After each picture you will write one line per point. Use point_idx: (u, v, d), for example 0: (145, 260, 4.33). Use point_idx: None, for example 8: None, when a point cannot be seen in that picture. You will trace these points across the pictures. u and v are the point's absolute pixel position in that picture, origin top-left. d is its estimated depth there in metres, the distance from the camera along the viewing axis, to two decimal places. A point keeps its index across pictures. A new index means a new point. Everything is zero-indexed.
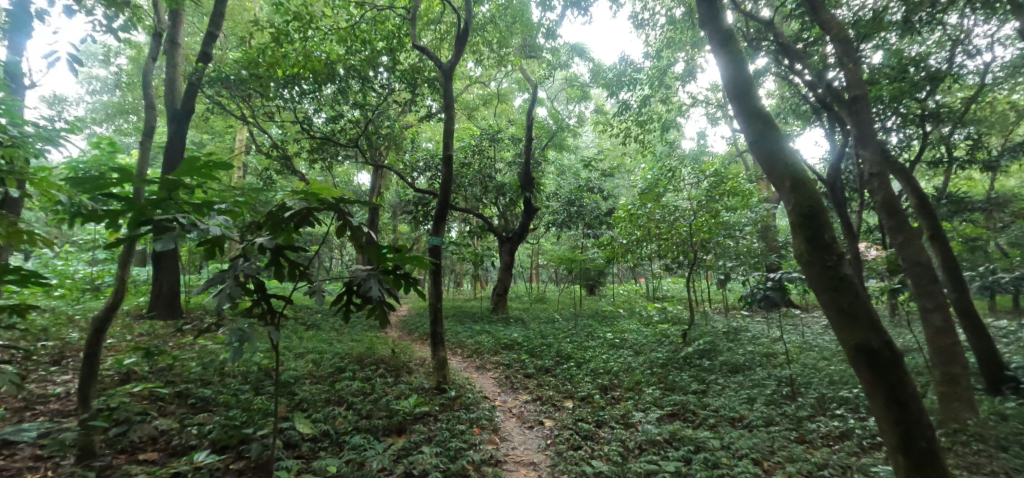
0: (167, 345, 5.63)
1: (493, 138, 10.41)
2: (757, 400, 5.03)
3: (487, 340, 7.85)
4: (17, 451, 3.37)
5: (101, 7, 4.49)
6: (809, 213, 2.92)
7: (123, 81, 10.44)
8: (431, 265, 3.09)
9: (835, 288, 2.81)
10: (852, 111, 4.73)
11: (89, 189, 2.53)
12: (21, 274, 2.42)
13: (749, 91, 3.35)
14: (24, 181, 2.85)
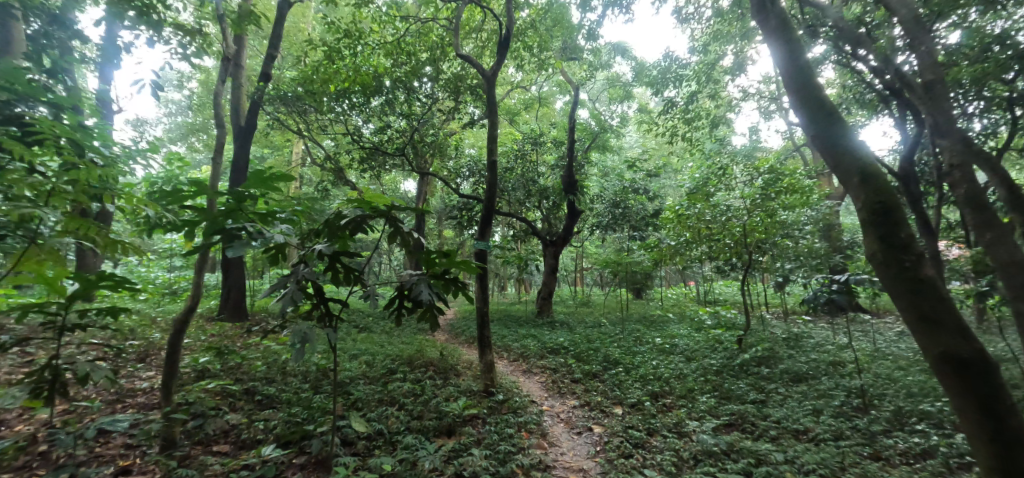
0: (236, 346, 6.05)
1: (535, 142, 10.43)
2: (824, 412, 4.75)
3: (533, 344, 7.86)
4: (111, 440, 3.74)
5: (176, 36, 4.94)
6: (881, 210, 2.76)
7: (194, 103, 11.34)
8: (479, 269, 3.18)
9: (914, 290, 2.64)
10: (927, 97, 4.40)
11: (170, 202, 2.79)
12: (114, 280, 2.71)
13: (808, 80, 3.24)
14: (117, 196, 3.18)
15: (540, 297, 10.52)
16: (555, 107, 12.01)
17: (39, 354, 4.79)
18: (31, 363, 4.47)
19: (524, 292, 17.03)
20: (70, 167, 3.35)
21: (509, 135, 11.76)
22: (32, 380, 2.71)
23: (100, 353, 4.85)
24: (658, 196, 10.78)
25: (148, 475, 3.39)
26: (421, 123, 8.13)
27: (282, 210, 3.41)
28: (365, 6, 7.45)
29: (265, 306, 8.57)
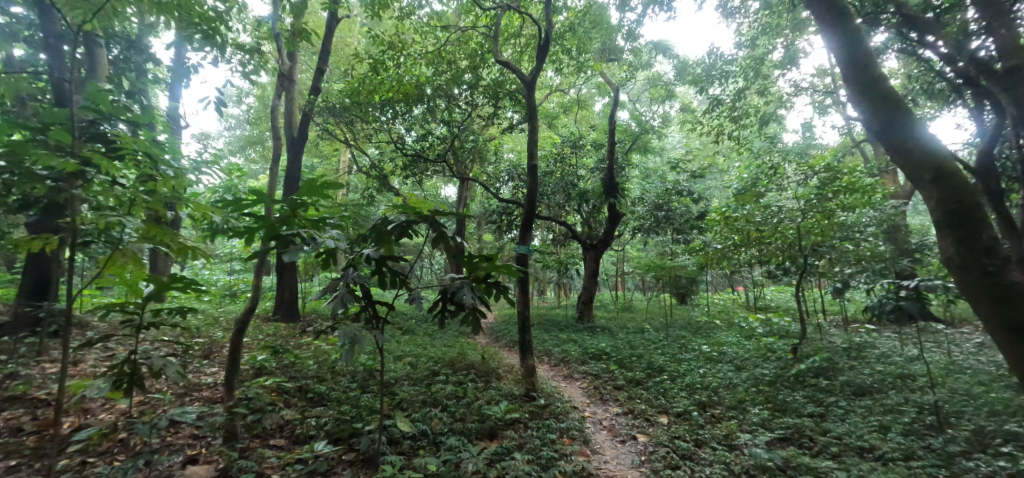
0: (289, 345, 6.36)
1: (574, 145, 10.42)
2: (892, 429, 4.44)
3: (574, 349, 7.81)
4: (180, 430, 4.04)
5: (238, 55, 5.30)
6: (963, 217, 2.90)
7: (251, 117, 12.04)
8: (520, 273, 3.22)
9: (999, 295, 2.79)
10: (1006, 86, 4.09)
11: (233, 209, 3.00)
12: (184, 282, 2.94)
13: (871, 74, 3.38)
14: (187, 204, 3.44)
15: (581, 302, 10.44)
16: (594, 109, 11.91)
17: (118, 349, 5.23)
18: (112, 358, 4.88)
19: (564, 296, 16.93)
20: (146, 176, 3.65)
21: (548, 139, 11.76)
22: (114, 372, 2.99)
23: (170, 349, 5.23)
24: (703, 197, 10.45)
25: (212, 464, 3.64)
26: (461, 129, 8.26)
27: (332, 215, 3.58)
28: (407, 17, 7.67)
29: (316, 308, 8.95)
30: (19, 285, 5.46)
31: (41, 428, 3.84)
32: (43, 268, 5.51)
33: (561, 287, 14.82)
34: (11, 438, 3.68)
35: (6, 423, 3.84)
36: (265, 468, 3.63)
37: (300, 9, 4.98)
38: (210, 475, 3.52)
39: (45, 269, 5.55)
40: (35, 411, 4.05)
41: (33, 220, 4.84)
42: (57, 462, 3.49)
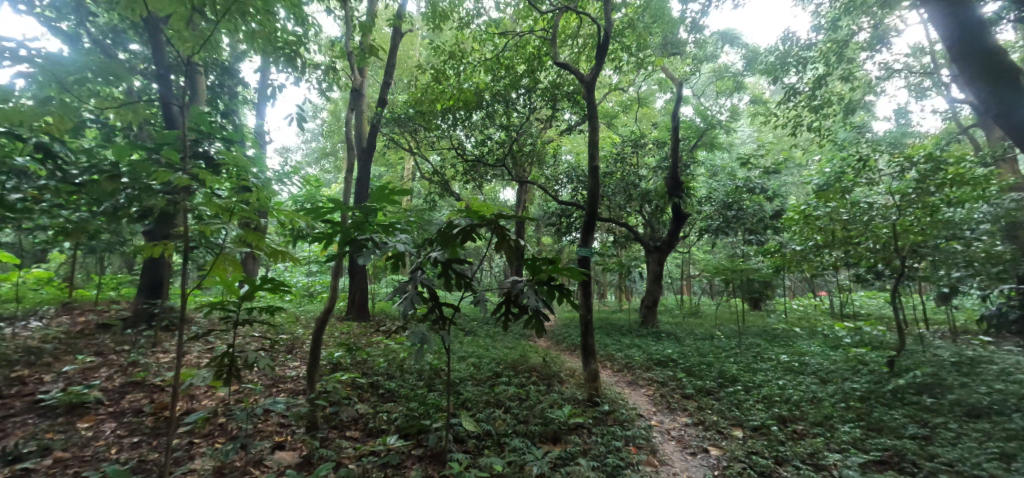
0: (361, 343, 6.69)
1: (635, 144, 10.11)
2: (1017, 458, 3.88)
3: (638, 354, 7.56)
4: (268, 418, 4.39)
5: (316, 76, 5.76)
6: None
7: (324, 130, 12.84)
8: (583, 275, 3.21)
9: None
10: None
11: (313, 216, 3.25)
12: (273, 284, 3.21)
13: (1005, 77, 4.05)
14: (273, 211, 3.73)
15: (645, 306, 10.13)
16: (656, 107, 11.46)
17: (217, 343, 5.75)
18: (212, 351, 5.38)
19: (625, 301, 16.49)
20: (239, 186, 4.02)
21: (607, 139, 11.52)
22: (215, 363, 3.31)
23: (259, 343, 5.68)
24: (779, 195, 9.75)
25: (297, 451, 3.98)
26: (520, 133, 8.27)
27: (399, 220, 3.74)
28: (466, 27, 7.81)
29: (385, 309, 9.34)
30: (139, 284, 6.15)
31: (156, 411, 4.31)
32: (157, 269, 6.17)
33: (623, 291, 14.44)
34: (134, 418, 4.15)
35: (129, 404, 4.33)
36: (343, 458, 3.89)
37: (368, 26, 5.21)
38: (295, 461, 3.84)
39: (158, 270, 6.21)
40: (152, 395, 4.52)
41: (148, 227, 5.44)
42: (170, 441, 3.91)
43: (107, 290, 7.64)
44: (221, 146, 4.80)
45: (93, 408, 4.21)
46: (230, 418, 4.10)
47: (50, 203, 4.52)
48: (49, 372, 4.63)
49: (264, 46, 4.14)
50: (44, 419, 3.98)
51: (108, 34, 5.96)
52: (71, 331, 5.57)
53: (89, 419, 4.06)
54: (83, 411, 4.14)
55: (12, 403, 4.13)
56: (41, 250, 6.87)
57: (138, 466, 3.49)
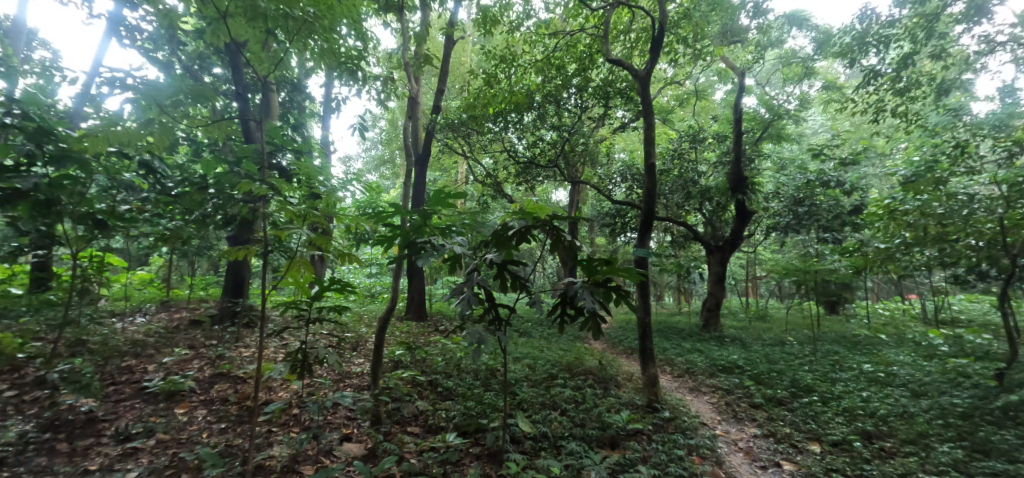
0: (420, 342, 6.86)
1: (694, 139, 9.41)
2: None
3: (701, 360, 7.19)
4: (337, 411, 4.62)
5: (376, 87, 5.94)
6: None
7: (383, 138, 13.34)
8: (640, 276, 3.25)
9: None
10: None
11: (376, 220, 3.66)
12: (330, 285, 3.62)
13: None
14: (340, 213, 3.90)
15: (707, 309, 9.67)
16: (715, 99, 10.85)
17: (291, 339, 6.08)
18: (287, 346, 5.70)
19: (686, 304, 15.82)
20: (309, 193, 4.26)
21: (664, 135, 11.10)
22: (290, 358, 3.90)
23: (327, 340, 5.97)
24: (857, 188, 8.95)
25: (363, 443, 4.16)
26: (572, 133, 8.11)
27: (453, 221, 3.78)
28: (516, 29, 7.81)
29: (442, 310, 9.51)
30: (223, 284, 6.60)
31: (241, 400, 4.61)
32: (239, 270, 6.57)
33: (683, 294, 13.86)
34: (221, 406, 4.47)
35: (217, 393, 4.67)
36: (406, 452, 4.03)
37: (421, 35, 5.32)
38: (361, 453, 4.01)
39: (240, 271, 6.61)
40: (237, 385, 4.85)
41: (230, 232, 5.82)
42: (252, 428, 4.17)
43: (196, 290, 8.33)
44: (291, 157, 5.10)
45: (188, 395, 4.58)
46: (304, 409, 4.34)
47: (150, 211, 4.99)
48: (152, 362, 5.08)
49: (331, 62, 4.37)
50: (148, 404, 4.37)
51: (195, 60, 6.35)
52: (167, 326, 6.08)
53: (184, 406, 4.41)
54: (180, 398, 4.51)
55: (122, 388, 4.56)
56: (142, 254, 7.59)
57: (226, 450, 3.77)
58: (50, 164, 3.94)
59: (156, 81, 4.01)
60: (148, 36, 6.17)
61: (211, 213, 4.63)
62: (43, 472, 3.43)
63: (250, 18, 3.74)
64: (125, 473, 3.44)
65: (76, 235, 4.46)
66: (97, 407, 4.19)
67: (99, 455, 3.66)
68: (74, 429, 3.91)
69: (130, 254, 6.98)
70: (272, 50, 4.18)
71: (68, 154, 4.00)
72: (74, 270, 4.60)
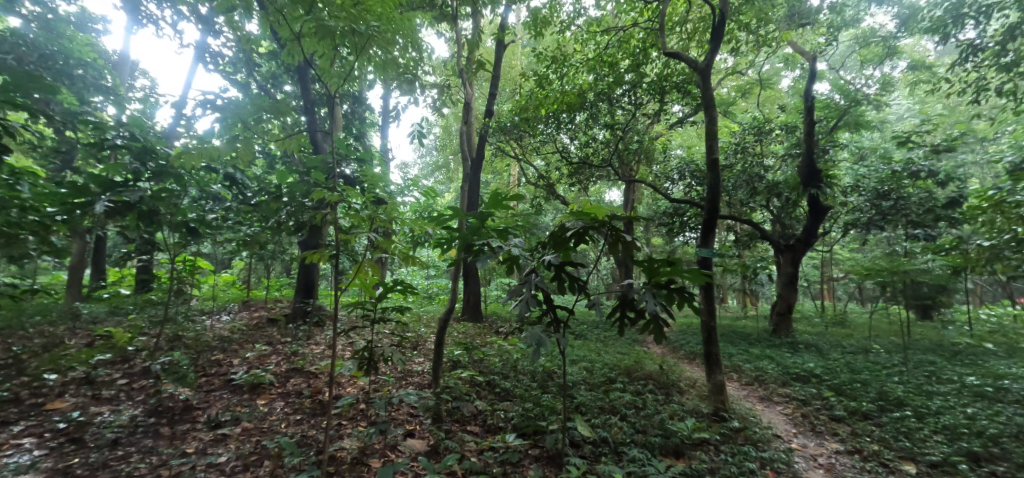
0: (477, 343, 6.93)
1: (761, 131, 8.70)
2: None
3: (772, 367, 6.71)
4: (400, 407, 4.77)
5: (433, 95, 6.08)
6: None
7: (438, 144, 13.65)
8: (703, 278, 3.22)
9: None
10: None
11: (435, 223, 3.87)
12: (396, 285, 4.04)
13: None
14: (405, 219, 4.22)
15: (778, 313, 9.09)
16: (782, 88, 10.06)
17: (356, 337, 6.35)
18: (354, 344, 5.97)
19: (753, 306, 14.92)
20: (372, 199, 4.45)
21: (725, 129, 10.50)
22: (358, 356, 4.29)
23: (391, 338, 6.18)
24: (955, 178, 7.99)
25: (425, 439, 4.27)
26: (626, 131, 7.83)
27: (508, 224, 3.81)
28: (567, 29, 7.70)
29: (498, 312, 9.56)
30: (295, 286, 7.00)
31: (313, 394, 4.88)
32: (309, 272, 6.95)
33: (751, 296, 13.07)
34: (297, 398, 4.75)
35: (293, 387, 4.97)
36: (466, 451, 4.09)
37: (473, 42, 5.38)
38: (424, 449, 4.12)
39: (311, 273, 6.99)
40: (310, 380, 5.14)
41: (302, 238, 6.09)
42: (325, 420, 4.40)
43: (271, 291, 8.93)
44: (355, 166, 5.37)
45: (268, 388, 4.90)
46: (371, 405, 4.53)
47: (233, 219, 5.43)
48: (237, 357, 5.46)
49: (393, 75, 4.58)
50: (234, 395, 4.72)
51: (269, 81, 6.81)
52: (248, 324, 6.56)
53: (265, 397, 4.73)
54: (261, 390, 4.84)
55: (213, 380, 4.95)
56: (226, 258, 8.26)
57: (302, 441, 4.00)
58: (153, 180, 4.41)
59: (238, 100, 4.37)
60: (229, 61, 6.70)
61: (285, 220, 4.96)
62: (149, 452, 3.79)
63: (320, 38, 3.99)
64: (217, 457, 3.75)
65: (174, 241, 4.92)
66: (193, 396, 4.57)
67: (194, 440, 4.01)
68: (174, 415, 4.30)
69: (217, 258, 7.61)
70: (340, 68, 4.45)
71: (168, 170, 4.45)
72: (171, 272, 5.07)
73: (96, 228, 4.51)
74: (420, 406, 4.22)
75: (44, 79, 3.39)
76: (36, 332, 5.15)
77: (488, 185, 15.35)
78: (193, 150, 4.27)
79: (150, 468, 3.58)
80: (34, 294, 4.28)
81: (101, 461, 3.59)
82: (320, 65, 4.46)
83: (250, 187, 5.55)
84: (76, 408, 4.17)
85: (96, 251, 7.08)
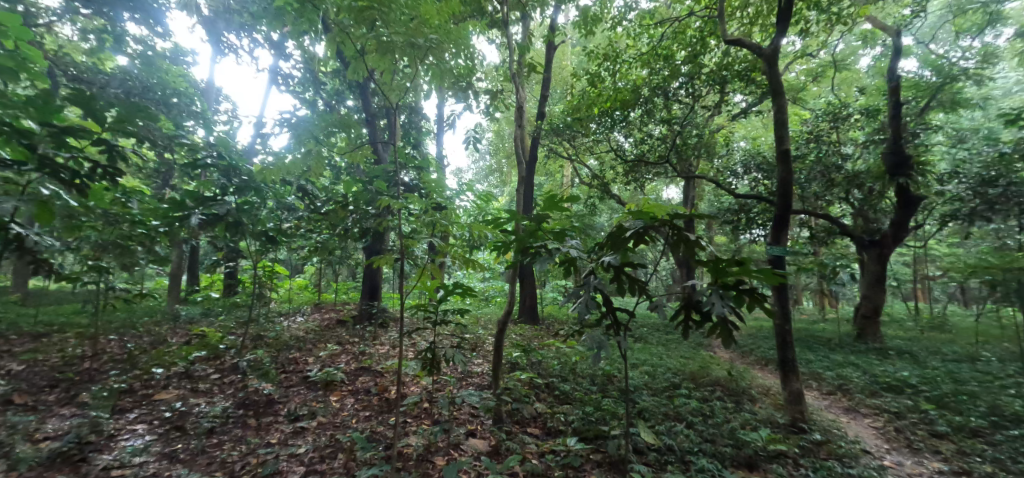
0: (535, 345, 6.94)
1: (837, 118, 7.91)
2: None
3: (859, 375, 6.12)
4: (462, 407, 4.89)
5: (487, 101, 6.22)
6: None
7: (491, 148, 13.82)
8: (777, 279, 2.99)
9: None
10: None
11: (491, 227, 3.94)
12: (456, 287, 4.16)
13: None
14: (463, 224, 4.34)
15: (862, 316, 8.35)
16: (860, 68, 9.13)
17: (417, 339, 6.59)
18: (416, 345, 6.21)
19: (833, 308, 13.73)
20: (430, 205, 4.61)
21: (796, 117, 9.72)
22: (421, 356, 4.45)
23: (451, 339, 6.36)
24: None
25: (486, 440, 4.34)
26: (684, 125, 7.29)
27: (564, 226, 3.78)
28: (618, 25, 7.52)
29: (555, 314, 9.51)
30: (361, 289, 7.40)
31: (380, 391, 5.13)
32: (374, 276, 7.33)
33: (831, 297, 12.01)
34: (365, 396, 5.02)
35: (362, 385, 5.27)
36: (527, 452, 4.11)
37: (523, 46, 5.45)
38: (486, 449, 4.19)
39: (375, 277, 7.37)
40: (377, 378, 5.41)
41: (367, 244, 6.34)
42: (391, 417, 4.62)
43: (338, 294, 9.49)
44: (414, 174, 5.60)
45: (340, 385, 5.22)
46: (434, 403, 4.68)
47: (306, 228, 5.85)
48: (311, 355, 5.87)
49: (449, 84, 4.69)
50: (310, 391, 5.08)
51: (334, 97, 7.25)
52: (320, 325, 7.03)
53: (337, 394, 5.04)
54: (334, 387, 5.16)
55: (291, 376, 5.36)
56: (299, 264, 8.91)
57: (372, 436, 4.22)
58: (236, 194, 4.86)
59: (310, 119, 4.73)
60: (297, 80, 7.27)
61: (351, 228, 5.28)
62: (239, 441, 4.17)
63: (382, 55, 4.23)
64: (297, 448, 4.04)
65: (255, 249, 5.38)
66: (275, 390, 4.96)
67: (277, 431, 4.36)
68: (260, 408, 4.70)
69: (291, 264, 8.22)
70: (399, 81, 4.68)
71: (250, 185, 4.88)
72: (254, 278, 5.56)
73: (192, 238, 5.04)
74: (481, 406, 4.29)
75: (145, 110, 3.65)
76: (145, 331, 5.87)
77: (542, 186, 15.35)
78: (271, 167, 4.67)
79: (241, 456, 3.93)
80: (144, 298, 4.86)
81: (200, 447, 4.01)
82: (381, 81, 4.71)
83: (320, 197, 5.93)
84: (178, 399, 4.69)
85: (191, 258, 8.47)
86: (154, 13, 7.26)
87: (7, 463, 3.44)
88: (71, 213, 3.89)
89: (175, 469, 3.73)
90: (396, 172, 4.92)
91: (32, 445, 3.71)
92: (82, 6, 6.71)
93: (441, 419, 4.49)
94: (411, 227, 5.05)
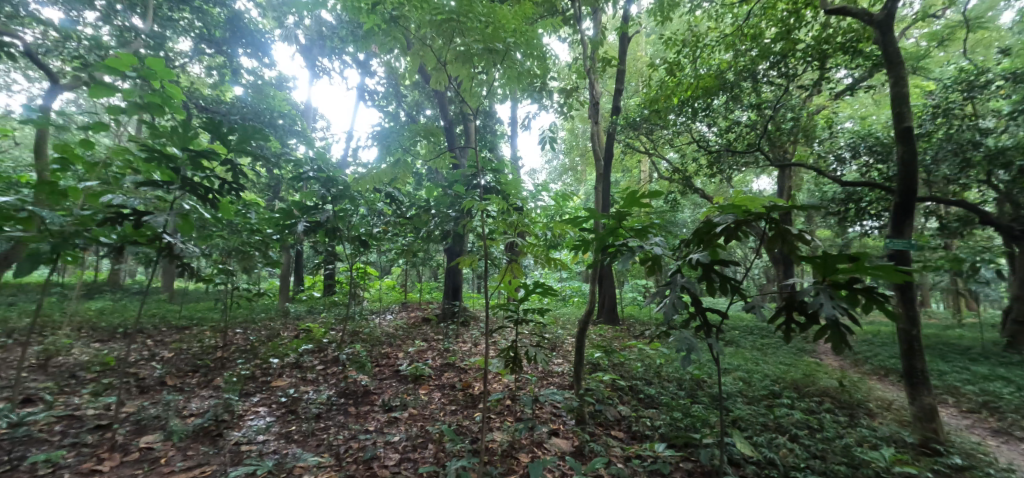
0: (616, 346, 6.76)
1: (974, 87, 6.74)
2: None
3: (1015, 390, 5.15)
4: (544, 406, 4.92)
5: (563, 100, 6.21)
6: None
7: (566, 147, 13.71)
8: (903, 276, 2.60)
9: None
10: None
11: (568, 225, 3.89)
12: (533, 285, 4.18)
13: None
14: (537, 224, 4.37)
15: (1014, 320, 7.21)
16: (1001, 24, 7.67)
17: (497, 337, 6.76)
18: (496, 344, 6.36)
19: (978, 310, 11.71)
20: (506, 207, 4.71)
21: (918, 89, 8.44)
22: (503, 354, 4.56)
23: (530, 339, 6.44)
24: None
25: (570, 440, 4.32)
26: (777, 108, 6.68)
27: (644, 223, 3.65)
28: (697, 8, 7.10)
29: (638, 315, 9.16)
30: (444, 289, 7.76)
31: (464, 387, 5.34)
32: (455, 276, 7.65)
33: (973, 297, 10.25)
34: (451, 391, 5.26)
35: (447, 380, 5.53)
36: (612, 456, 4.01)
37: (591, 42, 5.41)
38: (569, 449, 4.18)
39: (455, 277, 7.68)
40: (461, 374, 5.65)
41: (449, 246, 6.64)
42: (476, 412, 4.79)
43: (422, 294, 10.04)
44: (491, 177, 5.77)
45: (427, 379, 5.52)
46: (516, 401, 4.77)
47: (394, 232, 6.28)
48: (401, 351, 6.27)
49: (523, 86, 4.75)
50: (401, 383, 5.44)
51: (415, 107, 7.72)
52: (407, 323, 7.50)
53: (425, 387, 5.34)
54: (422, 380, 5.48)
55: (385, 370, 5.78)
56: (387, 266, 9.59)
57: (459, 429, 4.40)
58: (334, 203, 5.35)
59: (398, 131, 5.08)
60: (382, 95, 7.85)
61: (434, 231, 5.58)
62: (342, 427, 4.59)
63: (461, 63, 4.40)
64: (392, 436, 4.35)
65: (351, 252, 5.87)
66: (371, 382, 5.40)
67: (374, 419, 4.72)
68: (358, 398, 5.12)
69: (380, 266, 8.85)
70: (476, 88, 4.83)
71: (346, 193, 5.36)
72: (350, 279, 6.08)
73: (299, 244, 5.65)
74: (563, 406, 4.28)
75: (261, 130, 4.13)
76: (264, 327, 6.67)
77: (620, 183, 14.92)
78: (366, 176, 5.08)
79: (344, 440, 4.33)
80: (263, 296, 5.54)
81: (311, 430, 4.48)
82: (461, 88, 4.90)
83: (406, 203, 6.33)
84: (291, 386, 5.29)
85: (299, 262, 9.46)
86: (261, 46, 8.36)
87: (164, 434, 4.14)
88: (206, 224, 4.56)
89: (291, 448, 4.20)
90: (474, 176, 5.11)
91: (181, 420, 4.40)
92: (207, 47, 7.98)
93: (523, 417, 4.56)
94: (489, 228, 5.21)
